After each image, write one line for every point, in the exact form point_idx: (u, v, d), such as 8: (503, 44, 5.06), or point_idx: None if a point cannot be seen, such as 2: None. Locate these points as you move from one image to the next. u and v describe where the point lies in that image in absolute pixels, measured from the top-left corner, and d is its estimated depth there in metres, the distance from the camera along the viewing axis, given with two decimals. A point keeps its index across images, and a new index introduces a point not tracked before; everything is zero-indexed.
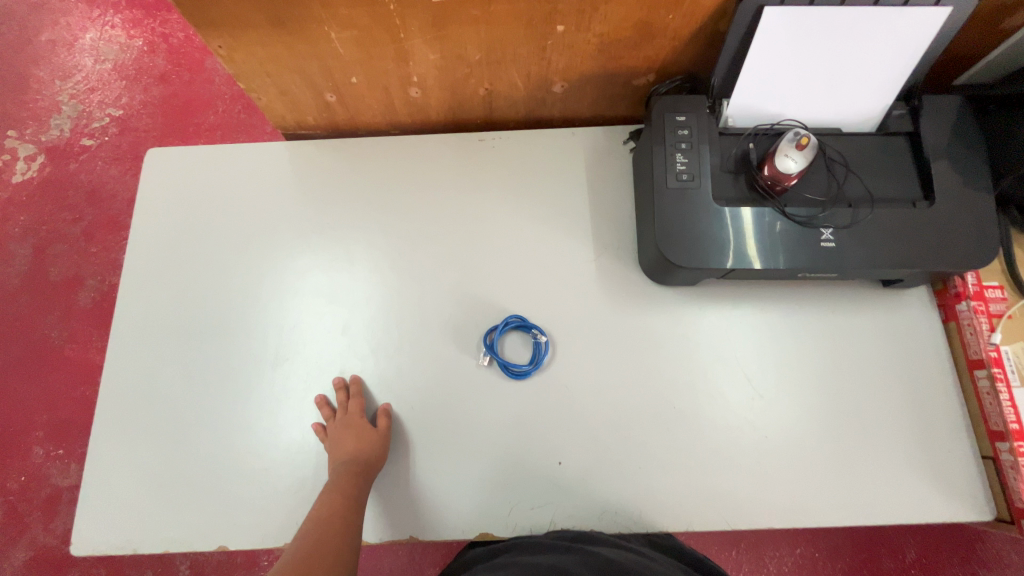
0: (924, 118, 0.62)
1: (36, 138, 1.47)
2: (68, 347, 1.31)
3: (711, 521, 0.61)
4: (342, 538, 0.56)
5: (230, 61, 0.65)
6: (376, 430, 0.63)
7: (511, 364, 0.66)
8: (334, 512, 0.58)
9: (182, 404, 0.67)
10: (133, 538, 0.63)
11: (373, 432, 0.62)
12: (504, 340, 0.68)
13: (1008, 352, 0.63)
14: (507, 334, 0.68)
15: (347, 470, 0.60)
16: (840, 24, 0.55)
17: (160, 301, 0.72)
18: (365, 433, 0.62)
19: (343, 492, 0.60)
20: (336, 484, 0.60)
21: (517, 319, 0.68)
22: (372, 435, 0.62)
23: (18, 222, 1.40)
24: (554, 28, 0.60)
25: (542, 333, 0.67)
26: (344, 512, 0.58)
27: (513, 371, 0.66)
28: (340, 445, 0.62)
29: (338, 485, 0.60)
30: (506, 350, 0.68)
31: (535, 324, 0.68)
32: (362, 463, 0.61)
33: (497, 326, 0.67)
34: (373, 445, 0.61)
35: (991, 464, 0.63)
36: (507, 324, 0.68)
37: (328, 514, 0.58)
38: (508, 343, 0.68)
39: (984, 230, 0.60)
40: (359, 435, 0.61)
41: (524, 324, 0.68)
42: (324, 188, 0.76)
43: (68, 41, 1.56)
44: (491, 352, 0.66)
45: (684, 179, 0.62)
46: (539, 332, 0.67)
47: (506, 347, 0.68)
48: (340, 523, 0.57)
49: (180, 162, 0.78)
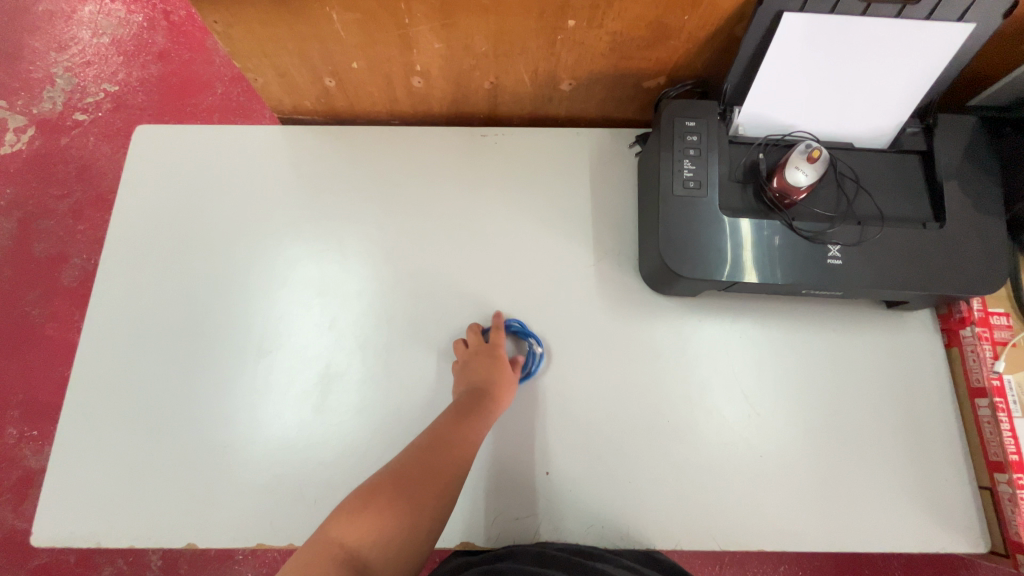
0: (938, 137, 0.61)
1: (27, 109, 1.43)
2: (48, 326, 1.28)
3: (701, 541, 0.59)
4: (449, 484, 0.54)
5: (227, 38, 0.63)
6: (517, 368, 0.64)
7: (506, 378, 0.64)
8: (447, 447, 0.55)
9: (160, 393, 0.64)
10: (97, 531, 0.60)
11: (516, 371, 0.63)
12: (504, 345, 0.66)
13: (1011, 381, 0.61)
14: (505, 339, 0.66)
15: (481, 405, 0.59)
16: (860, 34, 0.53)
17: (142, 284, 0.69)
18: (507, 370, 0.62)
19: (455, 435, 0.56)
20: (471, 421, 0.58)
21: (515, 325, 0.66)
22: (513, 373, 0.63)
23: (4, 194, 1.36)
24: (565, 23, 0.58)
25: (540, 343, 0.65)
26: (462, 457, 0.55)
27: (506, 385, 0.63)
28: (479, 371, 0.61)
29: (475, 429, 0.58)
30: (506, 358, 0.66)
31: (533, 333, 0.66)
32: (499, 400, 0.60)
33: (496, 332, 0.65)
34: (513, 382, 0.62)
35: (988, 495, 0.61)
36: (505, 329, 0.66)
37: (436, 448, 0.55)
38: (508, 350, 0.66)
39: (994, 254, 0.58)
40: (503, 371, 0.62)
41: (523, 331, 0.66)
42: (319, 176, 0.74)
43: (66, 12, 1.53)
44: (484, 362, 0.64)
45: (691, 186, 0.60)
46: (535, 341, 0.65)
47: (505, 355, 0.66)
48: (449, 464, 0.54)
49: (172, 142, 0.75)
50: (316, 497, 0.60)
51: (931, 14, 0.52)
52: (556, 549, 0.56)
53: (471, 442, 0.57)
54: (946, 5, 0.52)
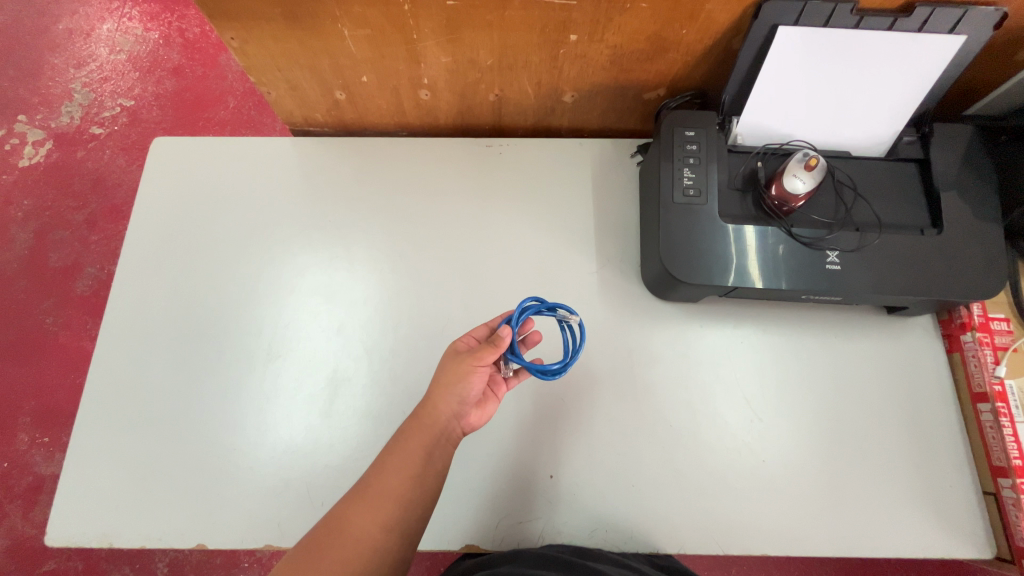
0: (934, 145, 0.62)
1: (45, 123, 1.47)
2: (61, 334, 1.30)
3: (703, 545, 0.59)
4: (381, 538, 0.49)
5: (242, 54, 0.65)
6: (478, 362, 0.55)
7: (544, 368, 0.58)
8: (373, 502, 0.51)
9: (171, 396, 0.66)
10: (109, 531, 0.61)
11: (476, 365, 0.55)
12: (523, 324, 0.62)
13: (1012, 386, 0.62)
14: (524, 321, 0.61)
15: (409, 434, 0.55)
16: (854, 46, 0.55)
17: (156, 290, 0.71)
18: (458, 365, 0.56)
19: (387, 482, 0.52)
20: (397, 461, 0.53)
21: (537, 308, 0.59)
22: (472, 368, 0.56)
23: (21, 205, 1.39)
24: (567, 37, 0.61)
25: (573, 312, 0.60)
26: (389, 505, 0.51)
27: (550, 374, 0.58)
28: (445, 377, 0.56)
29: (405, 467, 0.53)
30: (529, 344, 0.64)
31: (556, 303, 0.61)
32: (431, 403, 0.55)
33: (513, 321, 0.58)
34: (463, 380, 0.55)
35: (992, 500, 0.61)
36: (524, 310, 0.60)
37: (361, 503, 0.51)
38: (528, 323, 0.63)
39: (993, 260, 0.59)
40: (454, 367, 0.56)
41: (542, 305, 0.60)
42: (328, 186, 0.76)
43: (85, 30, 1.58)
44: (518, 360, 0.58)
45: (691, 195, 0.61)
46: (565, 310, 0.60)
47: (526, 337, 0.64)
48: (374, 521, 0.50)
49: (187, 153, 0.78)
50: (323, 499, 0.61)
51: (922, 27, 0.54)
52: (556, 552, 0.56)
53: (399, 485, 0.52)
54: (936, 18, 0.53)
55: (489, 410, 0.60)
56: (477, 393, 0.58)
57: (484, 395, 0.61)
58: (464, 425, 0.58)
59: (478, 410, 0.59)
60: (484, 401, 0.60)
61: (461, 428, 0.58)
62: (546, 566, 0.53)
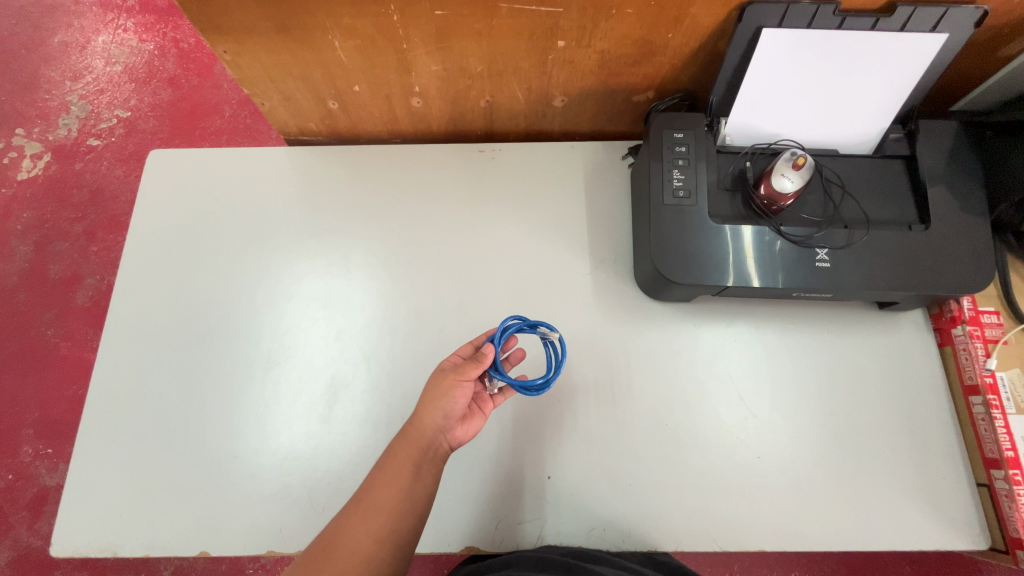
0: (920, 142, 0.62)
1: (43, 136, 1.48)
2: (63, 345, 1.31)
3: (701, 542, 0.60)
4: (376, 549, 0.50)
5: (235, 66, 0.66)
6: (461, 377, 0.57)
7: (527, 383, 0.60)
8: (368, 512, 0.52)
9: (172, 406, 0.67)
10: (113, 541, 0.61)
11: (460, 380, 0.57)
12: (507, 342, 0.64)
13: (1003, 378, 0.62)
14: (507, 339, 0.63)
15: (397, 449, 0.56)
16: (835, 48, 0.56)
17: (155, 301, 0.72)
18: (442, 380, 0.57)
19: (379, 492, 0.53)
20: (389, 474, 0.54)
21: (519, 328, 0.61)
22: (455, 383, 0.57)
23: (20, 218, 1.40)
24: (555, 43, 0.61)
25: (553, 329, 0.63)
26: (383, 515, 0.52)
27: (533, 389, 0.60)
28: (431, 394, 0.57)
29: (397, 478, 0.54)
30: (512, 361, 0.65)
31: (537, 322, 0.63)
32: (418, 419, 0.57)
33: (495, 340, 0.60)
34: (446, 396, 0.56)
35: (985, 491, 0.61)
36: (506, 330, 0.62)
37: (357, 514, 0.52)
38: (512, 341, 0.65)
39: (980, 255, 0.60)
40: (438, 383, 0.57)
41: (524, 326, 0.63)
42: (324, 195, 0.76)
43: (80, 43, 1.59)
44: (501, 377, 0.59)
45: (681, 196, 0.62)
46: (547, 329, 0.63)
47: (509, 355, 0.65)
48: (369, 533, 0.51)
49: (184, 165, 0.79)
50: (324, 505, 0.62)
51: (905, 26, 0.55)
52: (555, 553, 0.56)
53: (392, 497, 0.53)
54: (918, 18, 0.54)
55: (474, 426, 0.61)
56: (462, 408, 0.59)
57: (470, 410, 0.62)
58: (450, 440, 0.59)
59: (464, 425, 0.60)
60: (470, 417, 0.61)
61: (448, 443, 0.59)
62: (545, 568, 0.53)
